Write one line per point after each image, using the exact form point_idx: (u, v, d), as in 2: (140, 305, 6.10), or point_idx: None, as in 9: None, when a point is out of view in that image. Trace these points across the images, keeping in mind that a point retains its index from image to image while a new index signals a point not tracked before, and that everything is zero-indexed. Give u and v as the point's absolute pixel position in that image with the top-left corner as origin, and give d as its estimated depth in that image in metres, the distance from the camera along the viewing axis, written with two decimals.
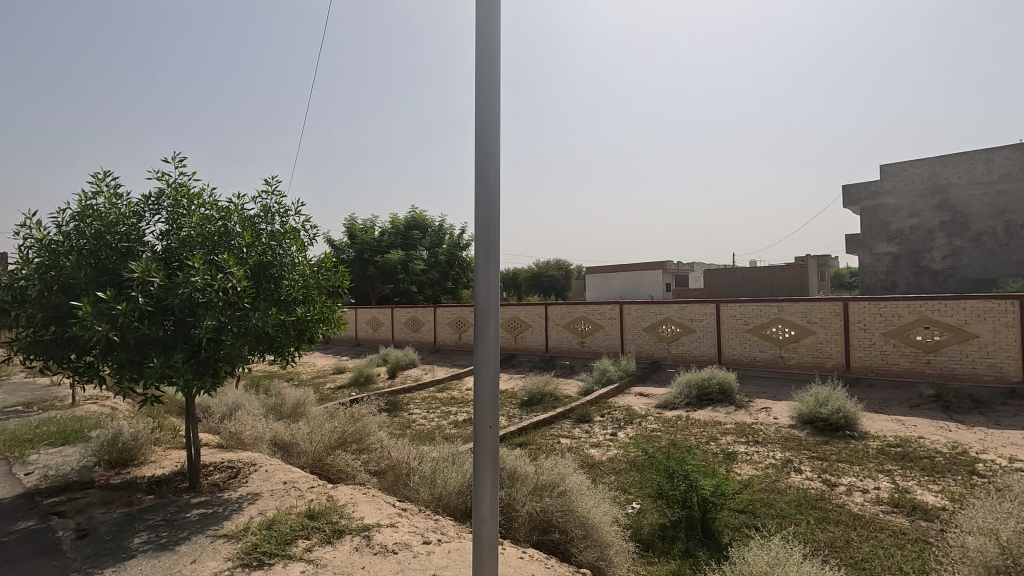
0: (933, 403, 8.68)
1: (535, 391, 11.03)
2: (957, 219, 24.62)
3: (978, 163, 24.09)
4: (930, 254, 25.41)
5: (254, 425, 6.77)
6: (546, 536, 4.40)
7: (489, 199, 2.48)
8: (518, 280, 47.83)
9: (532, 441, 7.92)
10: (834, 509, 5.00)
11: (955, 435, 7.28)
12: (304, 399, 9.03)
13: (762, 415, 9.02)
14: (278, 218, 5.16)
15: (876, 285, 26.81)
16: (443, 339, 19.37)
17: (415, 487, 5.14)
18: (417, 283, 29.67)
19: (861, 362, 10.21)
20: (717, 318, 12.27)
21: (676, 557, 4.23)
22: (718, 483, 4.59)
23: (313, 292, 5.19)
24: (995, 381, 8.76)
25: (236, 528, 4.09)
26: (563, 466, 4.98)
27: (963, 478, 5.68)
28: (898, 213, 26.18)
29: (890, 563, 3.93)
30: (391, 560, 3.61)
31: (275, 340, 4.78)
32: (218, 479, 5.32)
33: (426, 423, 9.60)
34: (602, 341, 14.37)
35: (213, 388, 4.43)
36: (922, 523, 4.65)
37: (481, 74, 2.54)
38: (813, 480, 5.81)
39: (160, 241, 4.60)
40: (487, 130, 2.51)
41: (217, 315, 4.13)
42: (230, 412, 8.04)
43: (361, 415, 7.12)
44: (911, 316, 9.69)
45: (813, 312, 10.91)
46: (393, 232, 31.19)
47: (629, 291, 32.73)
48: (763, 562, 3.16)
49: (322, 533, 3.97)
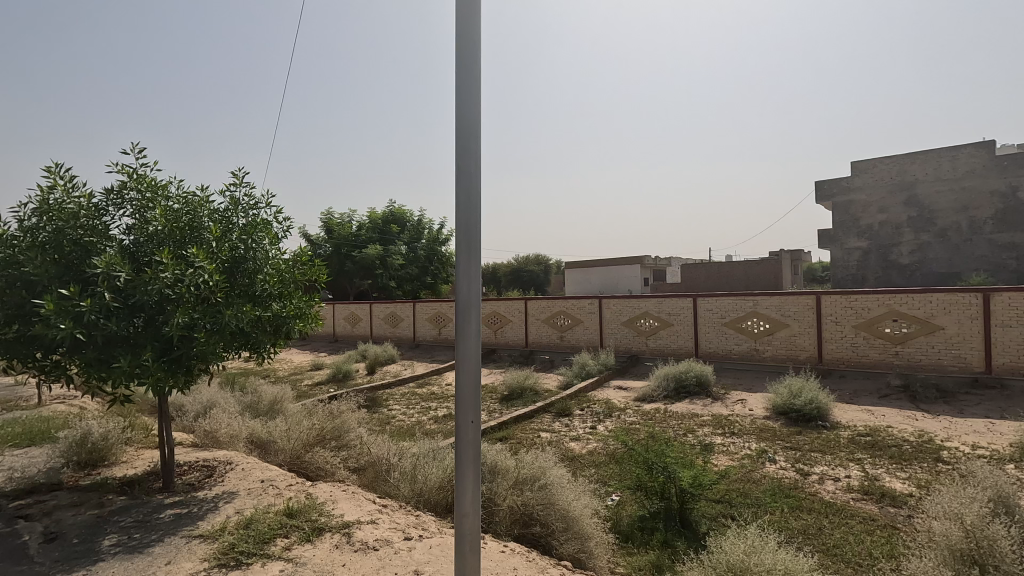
0: (901, 393, 8.97)
1: (515, 386, 11.09)
2: (924, 215, 25.37)
3: (944, 160, 24.80)
4: (897, 249, 26.16)
5: (230, 423, 6.64)
6: (527, 529, 4.41)
7: (470, 191, 2.46)
8: (497, 275, 48.06)
9: (513, 435, 7.97)
10: (807, 497, 5.13)
11: (920, 424, 7.53)
12: (281, 396, 8.91)
13: (738, 406, 9.20)
14: (248, 212, 5.05)
15: (847, 279, 27.55)
16: (422, 335, 19.29)
17: (395, 484, 5.13)
18: (395, 278, 29.38)
19: (832, 354, 10.47)
20: (693, 312, 12.43)
21: (655, 548, 4.29)
22: (696, 475, 4.70)
23: (289, 286, 5.14)
24: (959, 371, 9.07)
25: (212, 528, 4.01)
26: (544, 460, 5.01)
27: (929, 465, 5.88)
28: (868, 209, 26.89)
29: (860, 549, 4.05)
30: (371, 557, 3.58)
31: (251, 336, 4.69)
32: (193, 478, 5.22)
33: (406, 419, 9.57)
34: (581, 335, 14.48)
35: (186, 386, 4.33)
36: (890, 509, 4.81)
37: (460, 65, 2.52)
38: (787, 469, 5.96)
39: (127, 236, 4.48)
40: (466, 121, 2.49)
41: (189, 311, 4.02)
42: (204, 411, 7.89)
43: (339, 411, 7.03)
44: (880, 309, 9.98)
45: (786, 305, 11.14)
46: (371, 226, 31.00)
47: (607, 285, 32.99)
48: (740, 550, 3.21)
49: (301, 531, 3.93)
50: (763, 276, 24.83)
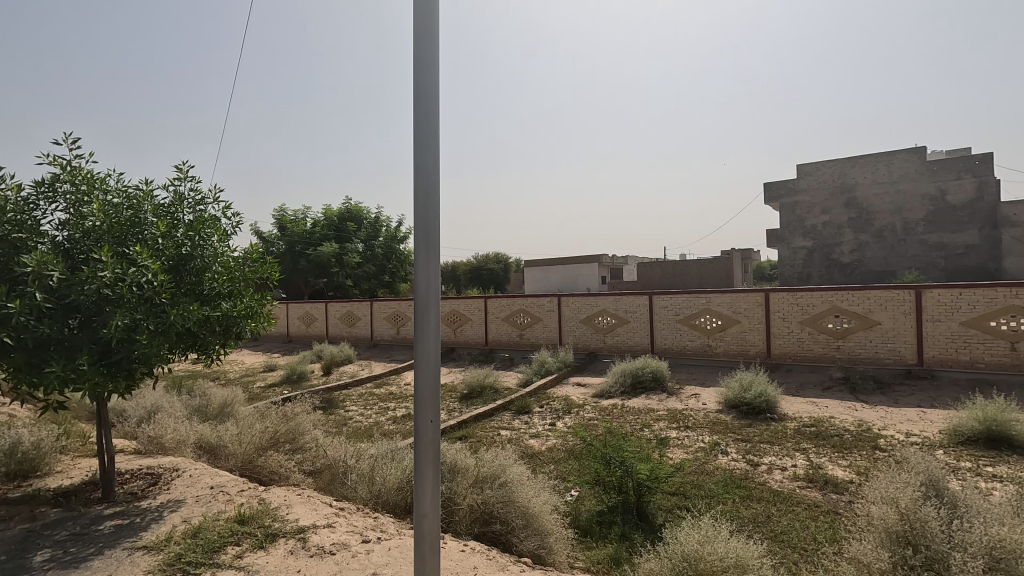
0: (842, 384, 9.45)
1: (475, 384, 11.06)
2: (863, 216, 26.77)
3: (881, 165, 26.25)
4: (839, 248, 27.51)
5: (176, 428, 6.35)
6: (487, 528, 4.40)
7: (429, 188, 2.43)
8: (456, 274, 47.93)
9: (472, 434, 7.93)
10: (756, 487, 5.34)
11: (860, 414, 7.95)
12: (231, 399, 8.59)
13: (692, 400, 9.47)
14: (195, 207, 4.83)
15: (793, 276, 28.78)
16: (379, 334, 18.99)
17: (352, 486, 5.03)
18: (352, 276, 28.80)
19: (780, 349, 10.91)
20: (649, 309, 12.72)
21: (613, 541, 4.37)
22: (652, 468, 4.82)
23: (239, 285, 4.96)
24: (895, 363, 9.63)
25: (157, 538, 3.83)
26: (504, 458, 5.01)
27: (868, 453, 6.22)
28: (812, 210, 28.19)
29: (805, 534, 4.25)
30: (328, 561, 3.50)
31: (198, 337, 4.50)
32: (136, 487, 4.97)
33: (363, 420, 9.39)
34: (540, 332, 14.58)
35: (128, 391, 4.10)
36: (833, 496, 5.06)
37: (418, 61, 2.48)
38: (738, 461, 6.18)
39: (60, 232, 4.21)
40: (425, 116, 2.45)
41: (129, 312, 3.81)
42: (148, 416, 7.52)
43: (294, 413, 6.84)
44: (823, 306, 10.47)
45: (737, 302, 11.54)
46: (326, 224, 30.25)
47: (566, 283, 33.36)
48: (695, 539, 3.31)
49: (253, 538, 3.80)
50: (715, 275, 25.66)
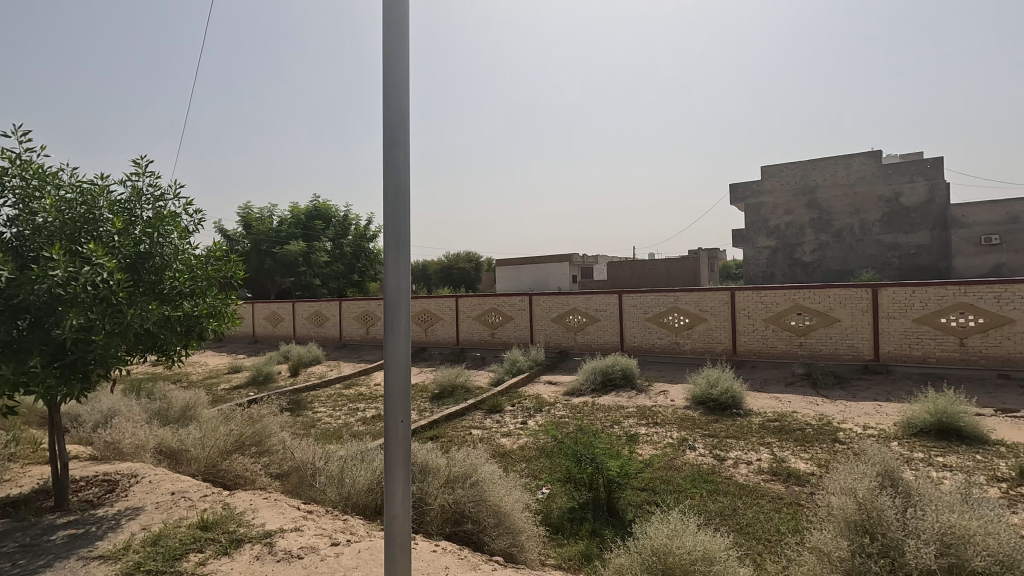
0: (804, 380, 9.75)
1: (446, 384, 11.00)
2: (824, 217, 27.67)
3: (840, 168, 27.20)
4: (801, 248, 28.38)
5: (135, 432, 6.12)
6: (458, 527, 4.39)
7: (399, 186, 2.41)
8: (427, 273, 47.57)
9: (443, 433, 7.88)
10: (723, 481, 5.46)
11: (821, 408, 8.22)
12: (193, 402, 8.32)
13: (660, 397, 9.63)
14: (154, 203, 4.66)
15: (757, 275, 29.55)
16: (348, 334, 18.70)
17: (321, 488, 4.94)
18: (320, 275, 28.28)
19: (745, 346, 11.18)
20: (619, 308, 12.88)
21: (584, 537, 4.40)
22: (622, 464, 4.89)
23: (201, 284, 4.81)
24: (853, 359, 9.99)
25: (114, 547, 3.68)
26: (475, 458, 4.99)
27: (828, 445, 6.44)
28: (775, 211, 29.00)
29: (770, 526, 4.37)
30: (295, 565, 3.43)
31: (158, 337, 4.34)
32: (92, 494, 4.77)
33: (332, 421, 9.24)
34: (511, 331, 14.60)
35: (84, 394, 3.93)
36: (796, 488, 5.21)
37: (387, 56, 2.45)
38: (705, 456, 6.31)
39: (8, 228, 4.01)
40: (395, 113, 2.43)
41: (84, 312, 3.65)
42: (105, 421, 7.22)
43: (260, 416, 6.67)
44: (786, 304, 10.78)
45: (704, 300, 11.78)
46: (293, 222, 29.62)
47: (537, 283, 33.49)
48: (664, 534, 3.36)
49: (217, 544, 3.69)
50: (683, 274, 26.15)
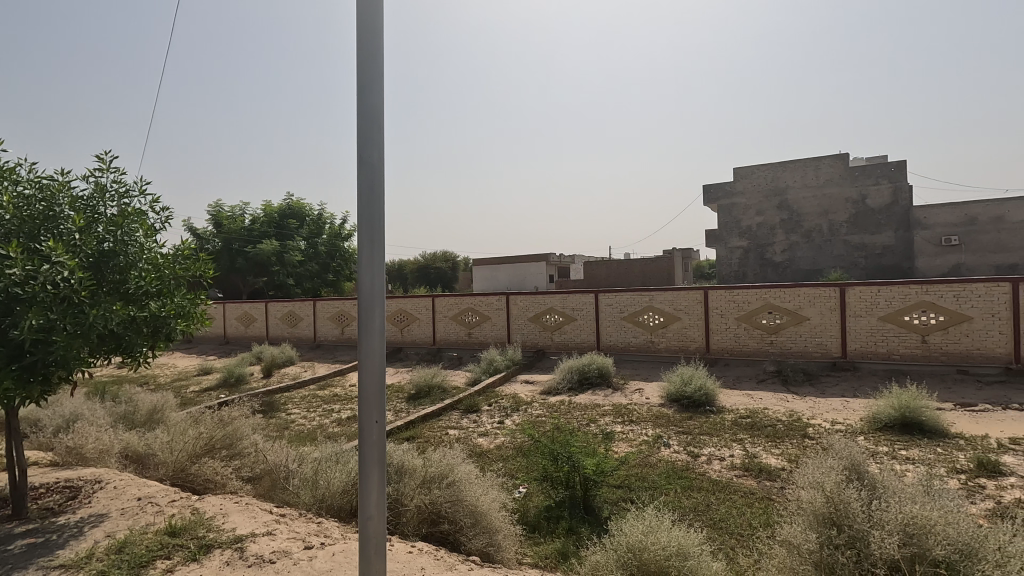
0: (775, 377, 9.97)
1: (423, 384, 10.93)
2: (793, 218, 28.34)
3: (809, 170, 27.91)
4: (772, 248, 29.01)
5: (99, 437, 5.92)
6: (435, 528, 4.37)
7: (373, 186, 2.38)
8: (403, 273, 47.18)
9: (420, 434, 7.83)
10: (697, 477, 5.55)
11: (791, 405, 8.41)
12: (161, 405, 8.08)
13: (636, 395, 9.74)
14: (118, 200, 4.52)
15: (730, 275, 30.10)
16: (323, 334, 18.43)
17: (294, 491, 4.86)
18: (294, 275, 27.81)
19: (718, 344, 11.38)
20: (595, 307, 12.97)
21: (561, 535, 4.42)
22: (598, 462, 4.93)
23: (169, 284, 4.67)
24: (821, 356, 10.26)
25: (76, 556, 3.56)
26: (452, 458, 4.97)
27: (798, 441, 6.60)
28: (747, 212, 29.59)
29: (742, 520, 4.46)
30: (268, 570, 3.37)
31: (123, 338, 4.20)
32: (52, 502, 4.59)
33: (306, 423, 9.09)
34: (488, 331, 14.59)
35: (44, 397, 3.79)
36: (766, 483, 5.33)
37: (361, 53, 2.42)
38: (679, 452, 6.41)
39: None
40: (369, 111, 2.40)
41: (44, 312, 3.51)
42: (66, 425, 6.97)
43: (231, 418, 6.53)
44: (757, 302, 11.00)
45: (678, 299, 11.95)
46: (266, 220, 29.07)
47: (514, 283, 33.52)
48: (639, 531, 3.40)
49: (185, 550, 3.60)
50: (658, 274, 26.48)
